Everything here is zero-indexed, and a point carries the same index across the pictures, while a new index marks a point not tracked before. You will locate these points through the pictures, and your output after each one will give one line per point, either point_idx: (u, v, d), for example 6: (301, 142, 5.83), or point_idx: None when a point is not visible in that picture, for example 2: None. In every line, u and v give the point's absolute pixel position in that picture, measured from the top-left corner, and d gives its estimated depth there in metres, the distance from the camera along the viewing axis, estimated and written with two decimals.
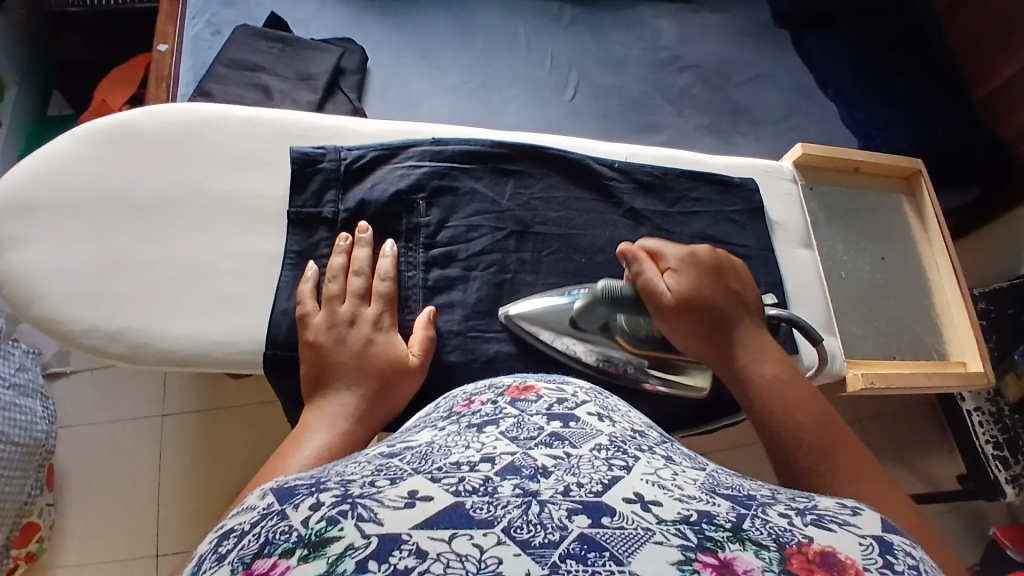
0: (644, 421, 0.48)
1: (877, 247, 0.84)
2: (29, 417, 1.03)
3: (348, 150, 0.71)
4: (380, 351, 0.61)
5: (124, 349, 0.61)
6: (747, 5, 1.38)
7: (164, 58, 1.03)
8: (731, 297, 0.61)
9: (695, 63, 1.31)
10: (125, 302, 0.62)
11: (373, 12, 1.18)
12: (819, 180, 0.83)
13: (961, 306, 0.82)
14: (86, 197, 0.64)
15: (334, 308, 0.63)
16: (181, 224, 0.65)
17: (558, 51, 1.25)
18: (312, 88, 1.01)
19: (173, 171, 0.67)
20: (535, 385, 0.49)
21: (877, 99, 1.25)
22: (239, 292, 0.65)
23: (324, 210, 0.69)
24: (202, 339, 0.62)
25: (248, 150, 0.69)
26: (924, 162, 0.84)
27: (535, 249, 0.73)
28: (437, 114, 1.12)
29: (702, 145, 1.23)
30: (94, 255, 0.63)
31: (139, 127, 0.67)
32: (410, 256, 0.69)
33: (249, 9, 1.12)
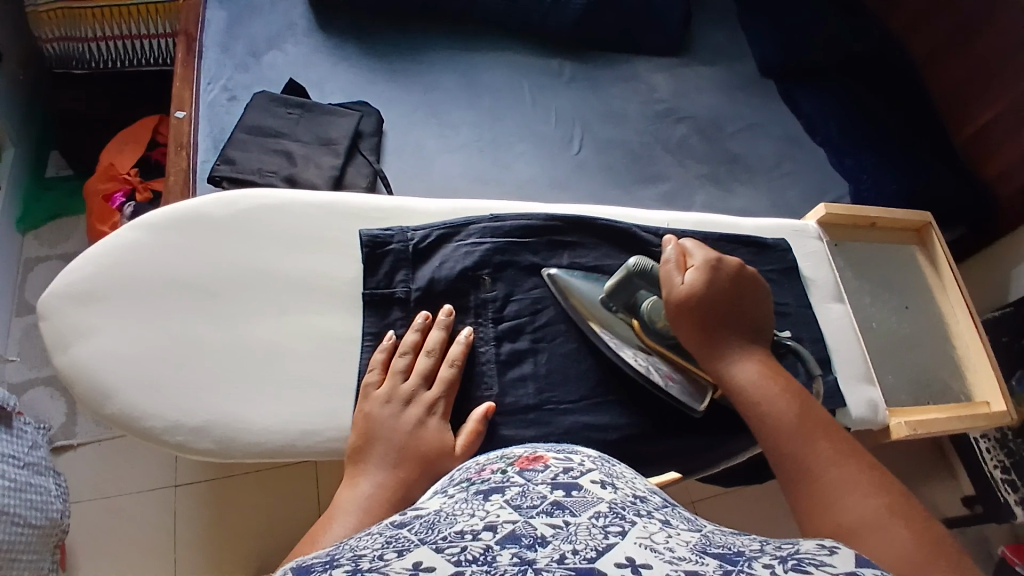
0: (646, 486, 0.49)
1: (899, 298, 0.90)
2: (45, 496, 0.99)
3: (413, 231, 0.77)
4: (427, 437, 0.65)
5: (210, 444, 0.67)
6: (735, 59, 1.46)
7: (183, 125, 1.04)
8: (737, 304, 0.68)
9: (691, 114, 1.38)
10: (200, 392, 0.67)
11: (384, 75, 1.22)
12: (843, 237, 0.88)
13: (980, 349, 0.86)
14: (150, 284, 0.69)
15: (395, 383, 0.68)
16: (242, 309, 0.71)
17: (561, 107, 1.31)
18: (333, 152, 1.03)
19: (235, 258, 0.72)
20: (543, 457, 0.52)
21: (862, 143, 1.33)
22: (311, 377, 0.70)
23: (395, 290, 0.74)
24: (289, 428, 0.68)
25: (308, 235, 0.75)
26: (933, 214, 0.90)
27: (594, 318, 0.78)
28: (451, 174, 1.15)
29: (703, 193, 1.29)
30: (161, 342, 0.68)
31: (203, 215, 0.73)
32: (481, 331, 0.75)
33: (264, 73, 1.14)
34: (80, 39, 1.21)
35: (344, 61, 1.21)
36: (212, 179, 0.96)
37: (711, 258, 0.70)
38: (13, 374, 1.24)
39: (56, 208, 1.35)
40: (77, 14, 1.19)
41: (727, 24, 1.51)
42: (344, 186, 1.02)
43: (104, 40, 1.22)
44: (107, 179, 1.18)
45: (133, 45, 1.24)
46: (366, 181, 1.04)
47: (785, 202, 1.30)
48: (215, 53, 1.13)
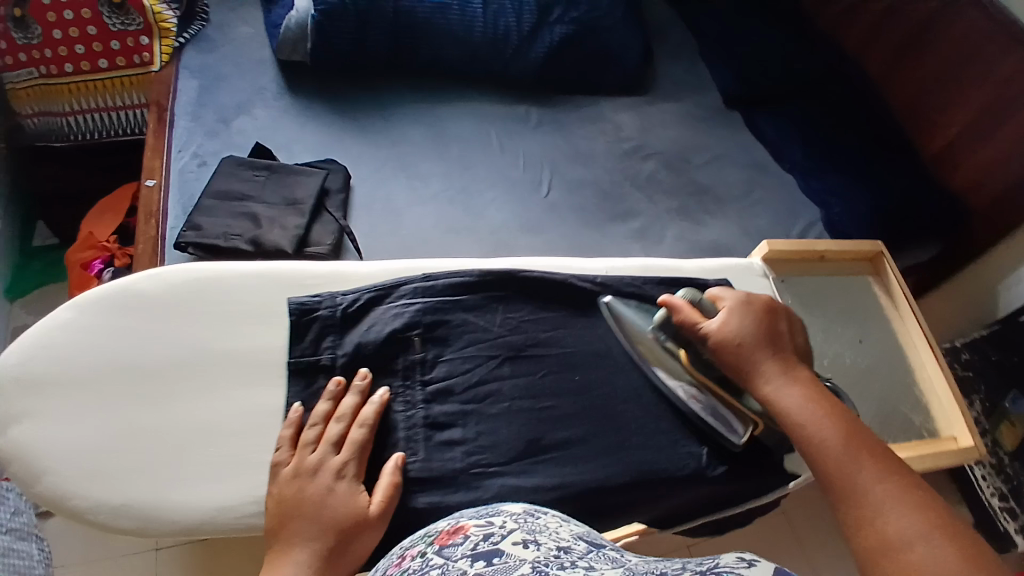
0: (570, 534, 0.57)
1: (855, 331, 0.92)
2: (27, 559, 0.97)
3: (342, 295, 0.78)
4: (341, 504, 0.65)
5: (129, 522, 0.66)
6: (700, 93, 1.50)
7: (152, 194, 1.07)
8: (768, 340, 0.70)
9: (657, 149, 1.39)
10: (133, 474, 0.68)
11: (351, 132, 1.25)
12: (791, 273, 0.92)
13: (941, 379, 0.89)
14: (91, 368, 0.71)
15: (304, 456, 0.68)
16: (183, 387, 0.72)
17: (529, 151, 1.33)
18: (299, 212, 1.05)
19: (172, 336, 0.74)
20: (464, 526, 0.56)
21: (829, 167, 1.34)
22: (239, 454, 0.70)
23: (322, 357, 0.75)
24: (215, 504, 0.68)
25: (246, 308, 0.77)
26: (885, 245, 0.94)
27: (531, 371, 0.78)
28: (422, 224, 1.15)
29: (675, 227, 1.28)
30: (100, 425, 0.69)
31: (143, 295, 0.75)
32: (409, 394, 0.75)
33: (233, 138, 1.18)
34: (57, 114, 1.26)
35: (311, 120, 1.24)
36: (178, 245, 0.98)
37: (740, 299, 0.74)
38: None
39: (42, 277, 1.40)
40: (51, 91, 1.23)
41: (690, 60, 1.55)
42: (311, 244, 1.04)
43: (81, 114, 1.28)
44: (86, 247, 1.20)
45: (108, 117, 1.29)
46: (332, 238, 1.05)
47: (758, 231, 1.30)
48: (186, 121, 1.17)
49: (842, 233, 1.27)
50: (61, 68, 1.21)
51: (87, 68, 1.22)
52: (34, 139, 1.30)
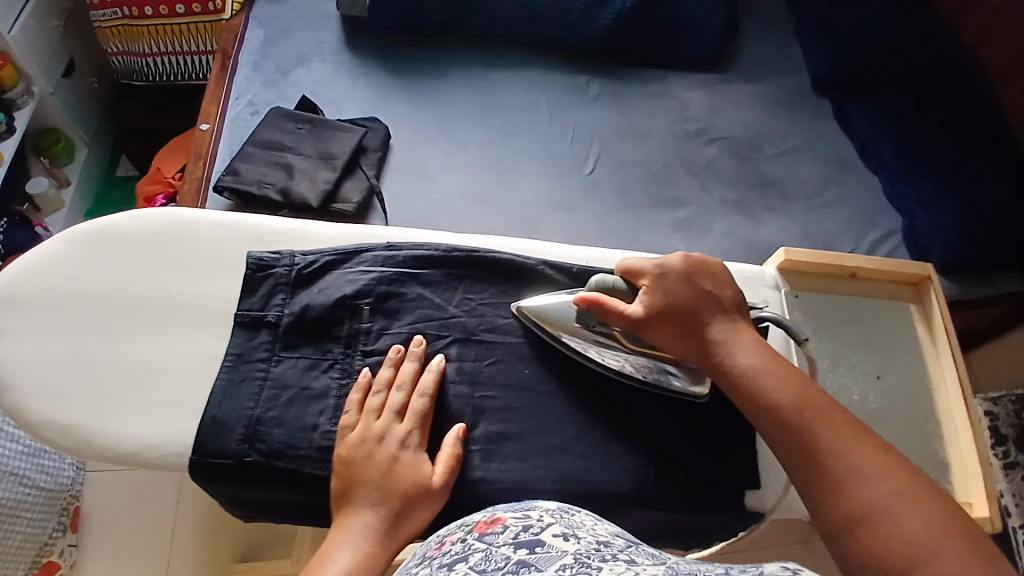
0: (609, 531, 0.46)
1: (873, 364, 0.81)
2: (57, 463, 1.12)
3: (302, 255, 0.75)
4: (405, 472, 0.62)
5: (72, 443, 0.66)
6: (785, 76, 1.35)
7: (205, 137, 1.13)
8: (707, 301, 0.67)
9: (724, 134, 1.27)
10: (82, 399, 0.67)
11: (400, 91, 1.24)
12: (806, 287, 0.82)
13: (967, 435, 0.77)
14: (62, 294, 0.72)
15: (369, 422, 0.65)
16: (138, 323, 0.71)
17: (579, 124, 1.26)
18: (331, 167, 1.07)
19: (141, 274, 0.74)
20: (502, 516, 0.46)
21: (925, 170, 1.16)
22: (183, 396, 0.68)
23: (269, 313, 0.72)
24: (153, 441, 0.66)
25: (210, 255, 0.75)
26: (933, 270, 0.83)
27: (477, 358, 0.72)
28: (453, 191, 1.14)
29: (725, 221, 1.18)
30: (65, 347, 0.69)
31: (120, 230, 0.76)
32: (346, 363, 0.70)
33: (287, 89, 1.21)
34: (138, 54, 1.37)
35: (364, 77, 1.25)
36: (216, 189, 1.03)
37: (657, 269, 0.69)
38: None
39: (120, 205, 1.53)
40: (134, 32, 1.33)
41: (780, 38, 1.40)
42: (337, 200, 1.05)
43: (158, 56, 1.38)
44: (153, 182, 1.31)
45: (180, 61, 1.38)
46: (359, 197, 1.06)
47: (823, 234, 1.17)
48: (247, 70, 1.22)
49: (923, 248, 1.11)
50: (141, 11, 1.31)
51: (164, 12, 1.31)
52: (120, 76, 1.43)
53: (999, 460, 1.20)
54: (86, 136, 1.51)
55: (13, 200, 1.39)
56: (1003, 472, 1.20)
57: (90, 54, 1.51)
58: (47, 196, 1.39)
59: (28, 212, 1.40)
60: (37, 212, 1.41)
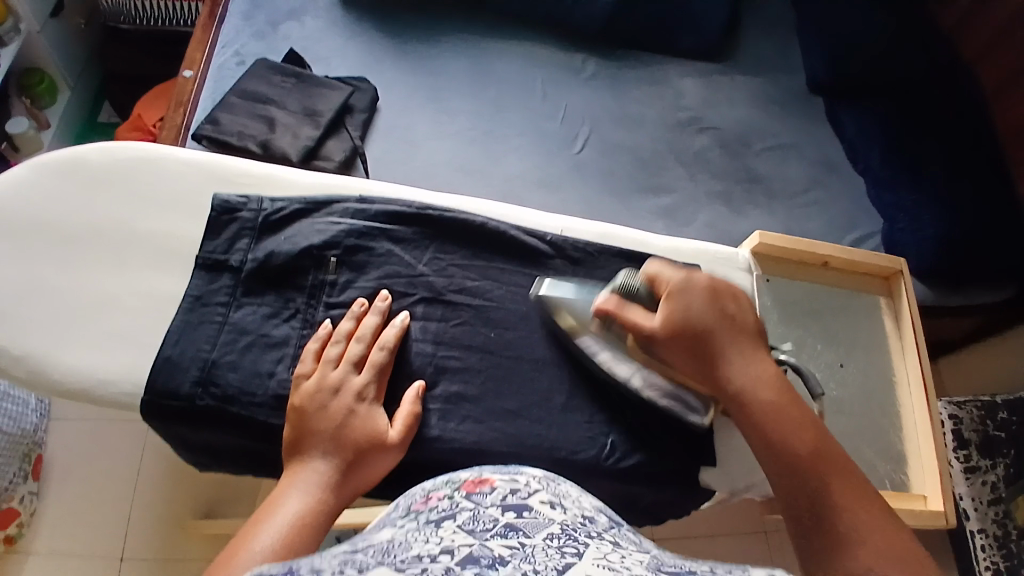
0: (594, 506, 0.45)
1: (836, 354, 0.82)
2: (20, 409, 1.11)
3: (270, 202, 0.73)
4: (360, 424, 0.61)
5: (21, 374, 0.64)
6: (782, 70, 1.34)
7: (187, 84, 1.11)
8: (723, 324, 0.64)
9: (715, 125, 1.27)
10: (36, 330, 0.66)
11: (392, 55, 1.21)
12: (778, 274, 0.83)
13: (925, 427, 0.79)
14: (20, 222, 0.70)
15: (325, 372, 0.64)
16: (98, 258, 0.69)
17: (572, 104, 1.24)
18: (315, 124, 1.04)
19: (103, 209, 0.72)
20: (490, 478, 0.46)
21: (908, 176, 1.17)
22: (138, 332, 0.67)
23: (231, 258, 0.70)
24: (106, 375, 0.65)
25: (176, 194, 0.73)
26: (904, 265, 0.83)
27: (442, 318, 0.71)
28: (436, 160, 1.12)
29: (709, 212, 1.18)
30: (19, 275, 0.67)
31: (86, 162, 0.73)
32: (308, 313, 0.69)
33: (276, 43, 1.18)
34: None
35: (356, 37, 1.22)
36: (194, 136, 1.00)
37: (686, 280, 0.66)
38: None
39: None
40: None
41: (780, 33, 1.39)
42: (319, 157, 1.03)
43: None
44: (135, 129, 1.29)
45: (167, 7, 1.36)
46: (342, 155, 1.04)
47: (805, 231, 1.17)
48: (236, 20, 1.19)
49: (901, 252, 1.12)
50: None
51: None
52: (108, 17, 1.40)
53: (961, 464, 1.22)
54: (71, 79, 1.47)
55: None
56: (963, 476, 1.22)
57: None
58: (26, 136, 1.35)
59: (5, 151, 1.36)
60: (15, 152, 1.37)
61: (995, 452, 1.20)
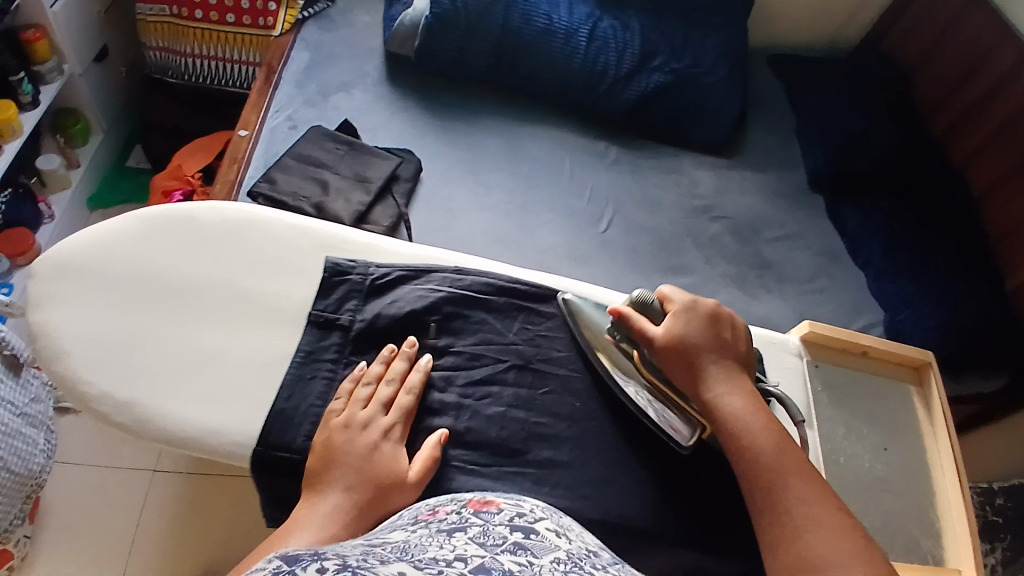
0: (591, 541, 0.60)
1: (880, 437, 0.87)
2: (30, 447, 1.06)
3: (376, 267, 0.81)
4: (382, 462, 0.66)
5: (128, 420, 0.69)
6: (786, 167, 1.46)
7: (242, 143, 1.15)
8: (711, 341, 0.72)
9: (728, 214, 1.37)
10: (141, 376, 0.70)
11: (434, 130, 1.30)
12: (826, 359, 0.89)
13: (960, 507, 0.83)
14: (129, 272, 0.76)
15: (355, 410, 0.69)
16: (206, 311, 0.75)
17: (597, 186, 1.33)
18: (365, 190, 1.10)
19: (211, 264, 0.78)
20: (493, 500, 0.61)
21: (907, 273, 1.28)
22: (238, 384, 0.72)
23: (341, 317, 0.77)
24: (205, 426, 0.69)
25: (282, 256, 0.80)
26: (935, 357, 0.90)
27: (532, 385, 0.76)
28: (473, 230, 1.18)
29: (726, 294, 1.25)
30: (126, 324, 0.73)
31: (197, 218, 0.81)
32: (410, 374, 0.74)
33: (327, 111, 1.25)
34: (178, 53, 1.40)
35: (401, 111, 1.30)
36: (252, 193, 1.05)
37: (688, 302, 0.75)
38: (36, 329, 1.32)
39: (128, 195, 1.52)
40: (179, 31, 1.37)
41: (782, 136, 1.52)
42: (367, 222, 1.08)
43: (197, 58, 1.41)
44: (172, 177, 1.32)
45: (219, 67, 1.42)
46: (389, 221, 1.09)
47: (813, 317, 1.25)
48: (290, 87, 1.26)
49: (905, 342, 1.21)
50: (191, 12, 1.35)
51: (214, 19, 1.36)
52: (152, 70, 1.45)
53: None
54: (105, 124, 1.50)
55: (21, 173, 1.36)
56: None
57: (128, 47, 1.53)
58: (55, 174, 1.36)
59: (34, 187, 1.37)
60: (42, 187, 1.38)
61: (992, 536, 1.26)
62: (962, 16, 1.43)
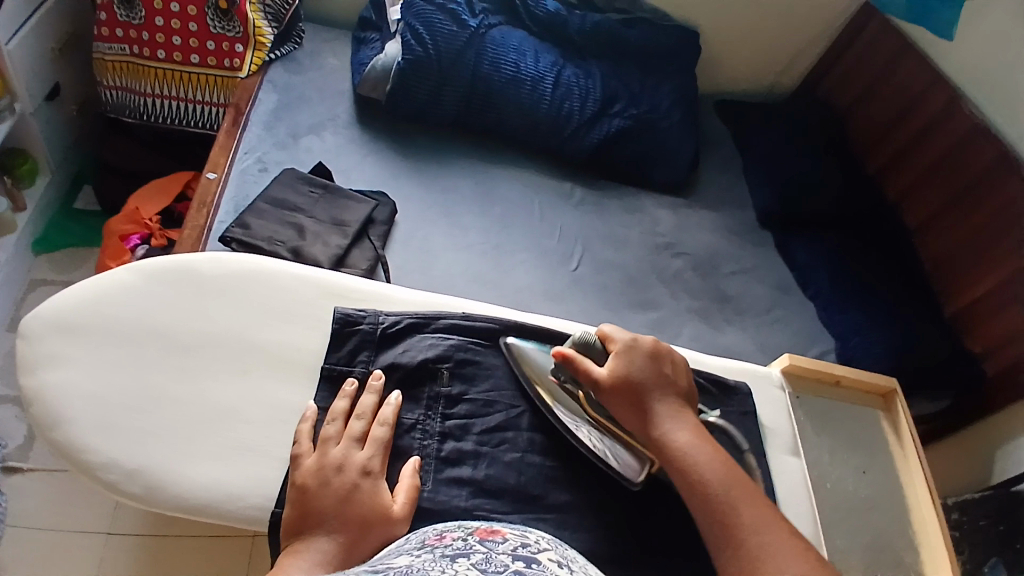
0: (596, 573, 0.55)
1: (860, 461, 0.92)
2: None
3: (386, 316, 0.83)
4: (363, 499, 0.66)
5: (136, 487, 0.70)
6: (738, 206, 1.56)
7: (210, 185, 1.13)
8: (654, 379, 0.75)
9: (689, 250, 1.44)
10: (148, 437, 0.72)
11: (407, 172, 1.31)
12: (806, 390, 0.95)
13: (937, 526, 0.88)
14: (133, 331, 0.77)
15: (326, 449, 0.70)
16: (214, 368, 0.77)
17: (566, 225, 1.37)
18: (343, 233, 1.09)
19: (217, 320, 0.80)
20: (501, 530, 0.58)
21: (854, 302, 1.38)
22: (250, 442, 0.74)
23: (355, 369, 0.79)
24: (218, 488, 0.71)
25: (290, 308, 0.83)
26: (898, 384, 0.96)
27: (545, 429, 0.80)
28: (451, 270, 1.19)
29: (692, 327, 1.31)
30: (130, 384, 0.74)
31: (199, 272, 0.83)
32: (427, 424, 0.77)
33: (299, 153, 1.24)
34: (137, 93, 1.37)
35: (373, 154, 1.31)
36: (223, 238, 1.03)
37: (630, 341, 0.78)
38: None
39: (74, 239, 1.46)
40: (139, 71, 1.35)
41: (733, 176, 1.62)
42: (346, 265, 1.07)
43: (156, 97, 1.38)
44: (130, 221, 1.27)
45: (183, 108, 1.39)
46: (367, 264, 1.09)
47: (773, 347, 1.32)
48: (259, 129, 1.25)
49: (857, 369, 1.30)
50: (152, 52, 1.33)
51: (177, 59, 1.33)
52: (110, 110, 1.41)
53: None
54: (54, 164, 1.43)
55: None
56: None
57: (82, 86, 1.48)
58: (1, 218, 1.31)
59: None
60: None
61: None
62: (893, 62, 1.56)
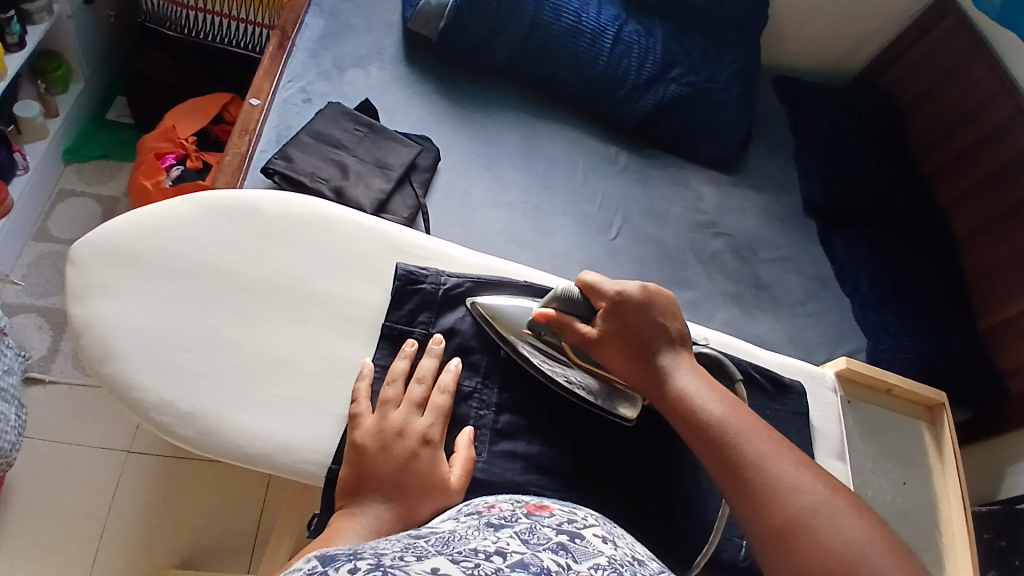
0: (646, 552, 0.54)
1: (900, 473, 0.93)
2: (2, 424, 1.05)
3: (448, 277, 0.82)
4: (422, 466, 0.66)
5: (186, 429, 0.70)
6: (786, 190, 1.50)
7: (253, 111, 1.09)
8: (646, 325, 0.73)
9: (729, 232, 1.39)
10: (200, 378, 0.71)
11: (452, 119, 1.26)
12: (856, 396, 0.94)
13: (965, 543, 0.90)
14: (194, 268, 0.76)
15: (386, 412, 0.70)
16: (273, 316, 0.76)
17: (608, 193, 1.33)
18: (386, 177, 1.06)
19: (278, 265, 0.79)
20: (549, 505, 0.58)
21: (891, 304, 1.35)
22: (304, 394, 0.73)
23: (414, 329, 0.79)
24: (263, 438, 0.71)
25: (351, 260, 0.81)
26: (948, 399, 0.96)
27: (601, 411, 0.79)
28: (490, 228, 1.16)
29: (725, 312, 1.29)
30: (187, 323, 0.73)
31: (263, 212, 0.81)
32: (484, 395, 0.77)
33: (343, 87, 1.19)
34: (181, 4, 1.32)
35: (418, 95, 1.25)
36: (265, 170, 1.00)
37: (618, 288, 0.75)
38: (11, 295, 1.28)
39: (106, 150, 1.42)
40: None
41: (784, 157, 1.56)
42: (387, 211, 1.04)
43: (201, 11, 1.33)
44: (165, 139, 1.24)
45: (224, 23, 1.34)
46: (408, 212, 1.06)
47: (804, 340, 1.30)
48: (304, 57, 1.20)
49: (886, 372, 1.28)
50: None
51: None
52: (150, 19, 1.36)
53: None
54: (88, 72, 1.39)
55: None
56: None
57: None
58: (33, 122, 1.27)
59: (9, 134, 1.28)
60: (18, 135, 1.29)
61: None
62: (964, 58, 1.48)
